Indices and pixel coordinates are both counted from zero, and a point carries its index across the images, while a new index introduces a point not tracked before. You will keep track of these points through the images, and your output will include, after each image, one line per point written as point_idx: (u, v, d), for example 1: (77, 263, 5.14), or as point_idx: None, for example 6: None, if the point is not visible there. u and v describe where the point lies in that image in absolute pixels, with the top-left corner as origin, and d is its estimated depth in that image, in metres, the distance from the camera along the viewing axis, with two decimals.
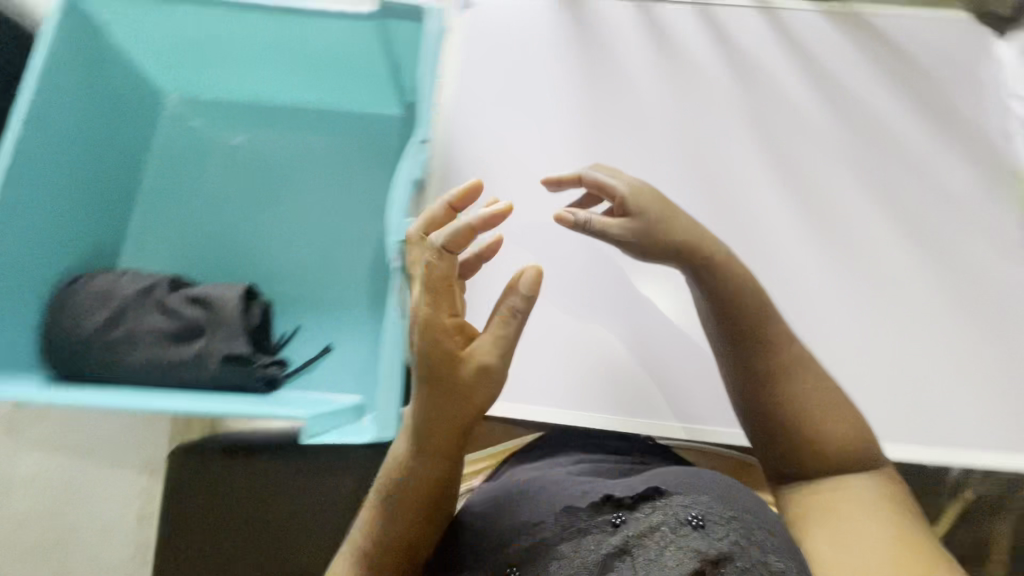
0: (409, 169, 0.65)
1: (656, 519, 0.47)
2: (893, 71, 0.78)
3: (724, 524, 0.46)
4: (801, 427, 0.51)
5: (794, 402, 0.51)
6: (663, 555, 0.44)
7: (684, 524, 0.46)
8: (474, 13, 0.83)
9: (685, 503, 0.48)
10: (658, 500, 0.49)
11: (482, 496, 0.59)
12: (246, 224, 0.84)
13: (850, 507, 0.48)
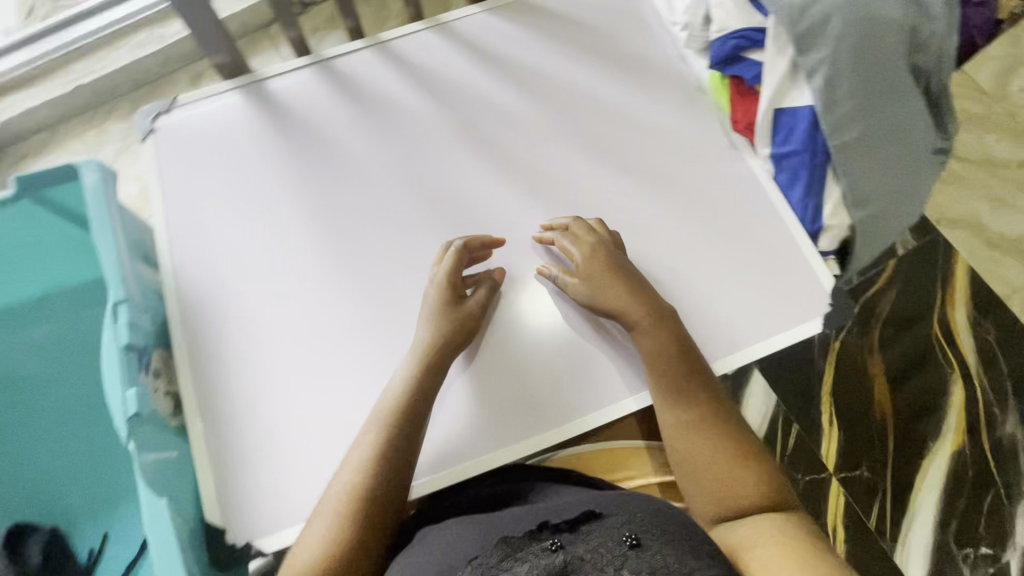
0: (113, 338, 0.59)
1: (595, 541, 0.56)
2: (568, 39, 0.84)
3: (657, 540, 0.56)
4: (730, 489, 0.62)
5: (709, 423, 0.65)
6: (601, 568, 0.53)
7: (621, 544, 0.55)
8: (161, 134, 0.80)
9: (618, 525, 0.58)
10: (596, 525, 0.58)
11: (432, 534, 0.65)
12: (44, 432, 0.86)
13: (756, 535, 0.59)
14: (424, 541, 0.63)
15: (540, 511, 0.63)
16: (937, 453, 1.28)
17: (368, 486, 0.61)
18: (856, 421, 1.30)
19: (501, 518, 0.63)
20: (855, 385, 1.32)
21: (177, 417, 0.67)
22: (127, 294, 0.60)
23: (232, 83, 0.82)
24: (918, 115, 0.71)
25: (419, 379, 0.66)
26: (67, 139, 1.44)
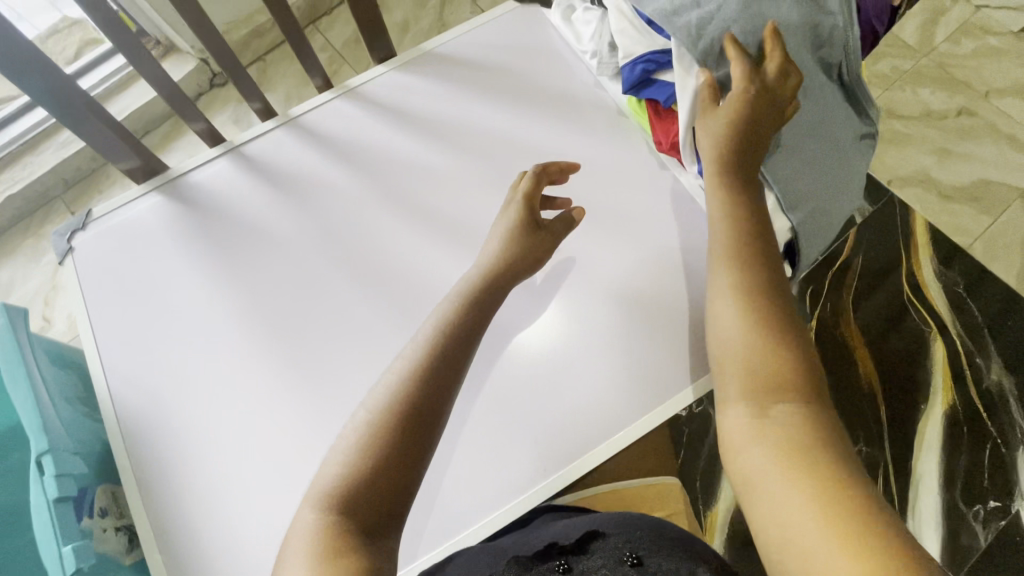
0: (40, 493, 0.54)
1: (600, 562, 0.57)
2: (480, 86, 0.83)
3: (657, 555, 0.57)
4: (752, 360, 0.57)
5: (745, 289, 0.60)
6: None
7: (621, 563, 0.56)
8: (80, 254, 0.76)
9: (621, 545, 0.59)
10: (600, 544, 0.60)
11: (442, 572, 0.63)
12: None
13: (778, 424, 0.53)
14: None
15: (549, 534, 0.65)
16: (929, 414, 1.27)
17: (414, 392, 0.57)
18: (845, 396, 1.29)
19: (511, 544, 0.65)
20: (837, 359, 1.32)
21: (133, 553, 0.63)
22: (51, 443, 0.56)
23: (147, 186, 0.79)
24: (833, 110, 0.71)
25: (439, 338, 0.61)
26: (6, 251, 1.40)
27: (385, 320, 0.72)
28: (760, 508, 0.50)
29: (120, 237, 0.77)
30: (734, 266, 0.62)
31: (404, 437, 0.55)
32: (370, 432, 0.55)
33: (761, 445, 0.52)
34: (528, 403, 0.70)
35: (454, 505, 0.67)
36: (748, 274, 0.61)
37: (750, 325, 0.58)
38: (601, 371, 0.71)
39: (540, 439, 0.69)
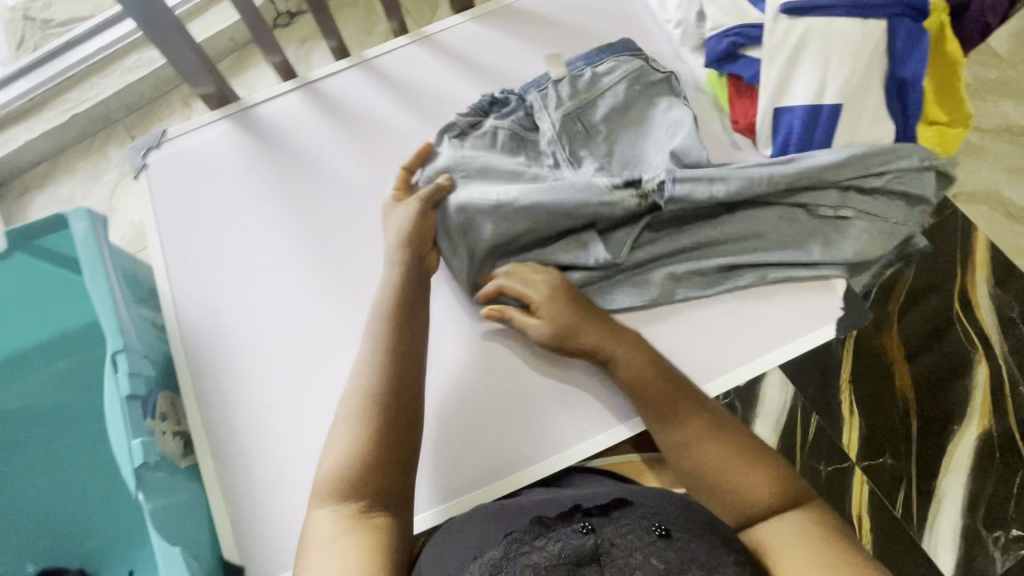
0: (114, 389, 0.59)
1: (626, 530, 0.55)
2: (556, 45, 0.82)
3: (685, 531, 0.55)
4: (730, 489, 0.59)
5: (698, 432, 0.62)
6: (631, 558, 0.52)
7: (649, 534, 0.54)
8: (154, 171, 0.79)
9: (649, 515, 0.57)
10: (627, 512, 0.58)
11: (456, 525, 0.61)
12: (50, 488, 0.75)
13: (784, 536, 0.56)
14: (452, 526, 0.62)
15: (573, 495, 0.62)
16: (962, 434, 1.24)
17: (383, 378, 0.59)
18: (877, 408, 1.27)
19: (532, 503, 0.61)
20: (871, 371, 1.29)
21: (187, 456, 0.67)
22: (125, 343, 0.60)
23: (221, 113, 0.81)
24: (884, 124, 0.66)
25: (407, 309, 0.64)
26: (70, 168, 1.44)
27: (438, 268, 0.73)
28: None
29: (190, 161, 0.79)
30: (658, 412, 0.63)
31: (382, 435, 0.57)
32: (349, 453, 0.56)
33: (775, 549, 0.56)
34: (567, 370, 0.69)
35: (478, 459, 0.67)
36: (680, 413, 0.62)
37: (719, 450, 0.60)
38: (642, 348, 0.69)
39: (545, 413, 0.68)
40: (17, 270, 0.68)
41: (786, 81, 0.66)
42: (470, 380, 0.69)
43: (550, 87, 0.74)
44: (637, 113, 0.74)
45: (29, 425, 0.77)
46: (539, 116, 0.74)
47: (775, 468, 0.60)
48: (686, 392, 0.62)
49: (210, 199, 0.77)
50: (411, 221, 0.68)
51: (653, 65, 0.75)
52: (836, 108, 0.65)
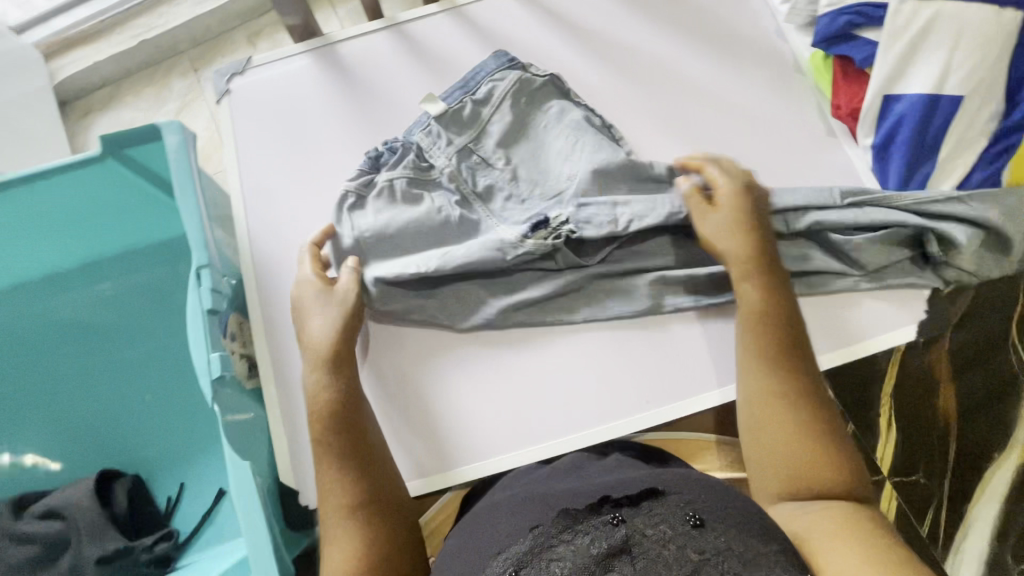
0: (198, 301, 0.60)
1: (659, 519, 0.47)
2: (656, 10, 0.79)
3: (724, 523, 0.47)
4: (778, 458, 0.54)
5: (770, 373, 0.57)
6: (664, 549, 0.45)
7: (684, 523, 0.47)
8: (236, 98, 0.79)
9: (681, 504, 0.49)
10: (657, 499, 0.50)
11: (468, 528, 0.55)
12: (108, 397, 0.78)
13: (821, 526, 0.48)
14: (472, 522, 0.56)
15: (603, 483, 0.54)
16: (986, 461, 1.09)
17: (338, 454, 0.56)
18: (916, 425, 1.10)
19: (562, 493, 0.54)
20: (918, 381, 1.11)
21: (252, 379, 0.68)
22: (210, 259, 0.62)
23: (305, 46, 0.81)
24: (995, 126, 0.65)
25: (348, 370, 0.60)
26: (133, 91, 1.25)
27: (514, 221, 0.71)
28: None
29: (271, 90, 0.79)
30: (764, 325, 0.59)
31: (359, 478, 0.55)
32: (336, 487, 0.54)
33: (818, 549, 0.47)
34: (632, 340, 0.68)
35: (526, 418, 0.65)
36: (793, 334, 0.59)
37: (788, 402, 0.56)
38: (710, 329, 0.68)
39: (574, 394, 0.66)
40: (99, 179, 0.69)
41: (903, 66, 0.65)
42: (527, 339, 0.68)
43: (432, 122, 0.70)
44: (538, 126, 0.72)
45: (92, 335, 0.79)
46: (434, 154, 0.69)
47: (844, 452, 0.54)
48: (790, 338, 0.59)
49: (279, 135, 0.77)
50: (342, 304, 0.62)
51: (537, 74, 0.73)
52: (956, 99, 0.63)
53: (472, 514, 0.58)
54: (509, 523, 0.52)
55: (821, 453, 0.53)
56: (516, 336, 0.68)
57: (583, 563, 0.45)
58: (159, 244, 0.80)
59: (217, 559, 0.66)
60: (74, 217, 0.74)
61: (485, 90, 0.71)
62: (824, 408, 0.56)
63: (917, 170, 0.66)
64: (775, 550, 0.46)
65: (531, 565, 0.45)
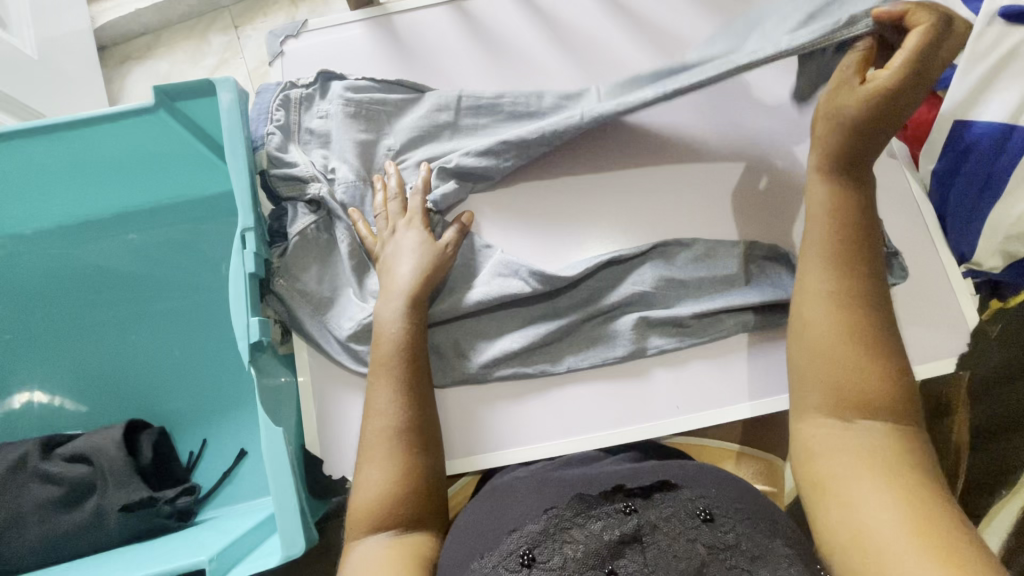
0: (240, 264, 0.60)
1: (669, 512, 0.47)
2: (726, 8, 0.77)
3: (734, 518, 0.47)
4: (829, 380, 0.49)
5: (829, 298, 0.51)
6: (674, 542, 0.45)
7: (693, 517, 0.46)
8: (290, 60, 0.78)
9: (693, 497, 0.48)
10: (672, 490, 0.49)
11: (488, 506, 0.54)
12: (136, 348, 0.78)
13: (848, 458, 0.46)
14: (491, 495, 0.56)
15: (616, 474, 0.54)
16: (1009, 501, 0.96)
17: (405, 471, 0.53)
18: None
19: (575, 479, 0.54)
20: (933, 394, 0.99)
21: (285, 344, 0.68)
22: (255, 222, 0.62)
23: (362, 14, 0.79)
24: None
25: (416, 393, 0.57)
26: (170, 45, 1.22)
27: (551, 236, 0.71)
28: (829, 516, 0.45)
29: (323, 59, 0.78)
30: (839, 243, 0.53)
31: (390, 519, 0.51)
32: (374, 483, 0.52)
33: (839, 490, 0.45)
34: (669, 344, 0.66)
35: (554, 411, 0.65)
36: (865, 254, 0.52)
37: (853, 326, 0.50)
38: (752, 344, 0.67)
39: (570, 396, 0.66)
40: (148, 130, 0.69)
41: (980, 92, 0.64)
42: (559, 366, 0.66)
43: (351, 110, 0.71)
44: (408, 138, 0.72)
45: (125, 284, 0.80)
46: (330, 168, 0.70)
47: (903, 379, 0.49)
48: (864, 246, 0.53)
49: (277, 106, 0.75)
50: (423, 249, 0.64)
51: (297, 86, 0.73)
52: None
53: (482, 493, 0.58)
54: (525, 505, 0.51)
55: (872, 379, 0.48)
56: (549, 372, 0.66)
57: (594, 549, 0.44)
58: (198, 202, 0.80)
59: (239, 518, 0.67)
60: (118, 166, 0.74)
61: (261, 144, 0.69)
62: (891, 335, 0.50)
63: (981, 204, 0.65)
64: (782, 546, 0.45)
65: (546, 546, 0.45)
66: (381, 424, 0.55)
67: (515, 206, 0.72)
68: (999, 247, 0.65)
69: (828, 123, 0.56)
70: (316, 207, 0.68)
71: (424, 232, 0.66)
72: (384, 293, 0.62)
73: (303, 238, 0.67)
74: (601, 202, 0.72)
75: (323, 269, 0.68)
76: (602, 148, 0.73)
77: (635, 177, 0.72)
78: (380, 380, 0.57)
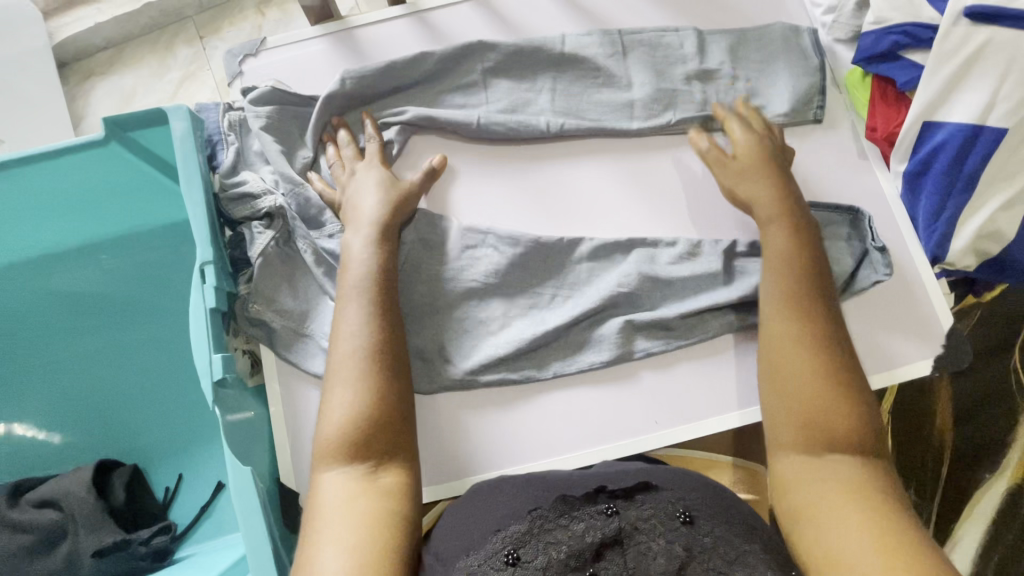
0: (200, 299, 0.59)
1: (649, 513, 0.46)
2: (696, 9, 0.75)
3: (712, 520, 0.46)
4: (800, 414, 0.51)
5: (791, 344, 0.53)
6: (654, 543, 0.44)
7: (673, 519, 0.46)
8: (248, 79, 0.76)
9: (672, 498, 0.48)
10: (649, 493, 0.48)
11: (475, 501, 0.54)
12: (105, 383, 0.76)
13: (822, 493, 0.47)
14: (480, 491, 0.55)
15: (599, 476, 0.53)
16: (992, 487, 0.97)
17: (375, 392, 0.52)
18: (910, 440, 0.98)
19: (556, 480, 0.54)
20: (916, 385, 1.00)
21: (255, 376, 0.66)
22: (214, 255, 0.60)
23: (322, 29, 0.77)
24: None
25: (380, 313, 0.56)
26: (133, 59, 1.18)
27: (524, 206, 0.70)
28: (803, 551, 0.45)
29: (279, 76, 0.75)
30: (798, 296, 0.55)
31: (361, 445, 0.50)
32: (343, 409, 0.51)
33: (815, 516, 0.46)
34: (644, 356, 0.66)
35: (538, 425, 0.64)
36: (821, 307, 0.55)
37: (818, 368, 0.52)
38: (731, 355, 0.66)
39: (551, 413, 0.65)
40: (102, 161, 0.67)
41: (947, 93, 0.63)
42: (545, 372, 0.65)
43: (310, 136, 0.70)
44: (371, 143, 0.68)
45: (89, 318, 0.78)
46: (286, 182, 0.67)
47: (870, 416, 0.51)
48: (832, 306, 0.56)
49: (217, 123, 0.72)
50: (384, 185, 0.64)
51: (234, 109, 0.71)
52: (1000, 131, 0.62)
53: (472, 491, 0.56)
54: (510, 504, 0.50)
55: (839, 415, 0.50)
56: (534, 379, 0.65)
57: (575, 549, 0.44)
58: (163, 228, 0.78)
59: (217, 554, 0.66)
60: (76, 196, 0.72)
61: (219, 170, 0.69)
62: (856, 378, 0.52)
63: (951, 194, 0.64)
64: (759, 550, 0.45)
65: (529, 545, 0.44)
66: (351, 346, 0.54)
67: (489, 172, 0.71)
68: (971, 246, 0.65)
69: (771, 180, 0.63)
70: (271, 221, 0.65)
71: (386, 171, 0.66)
72: (352, 224, 0.62)
73: (265, 259, 0.64)
74: (550, 180, 0.71)
75: (293, 287, 0.66)
76: (574, 156, 0.71)
77: (580, 166, 0.71)
78: (349, 303, 0.56)
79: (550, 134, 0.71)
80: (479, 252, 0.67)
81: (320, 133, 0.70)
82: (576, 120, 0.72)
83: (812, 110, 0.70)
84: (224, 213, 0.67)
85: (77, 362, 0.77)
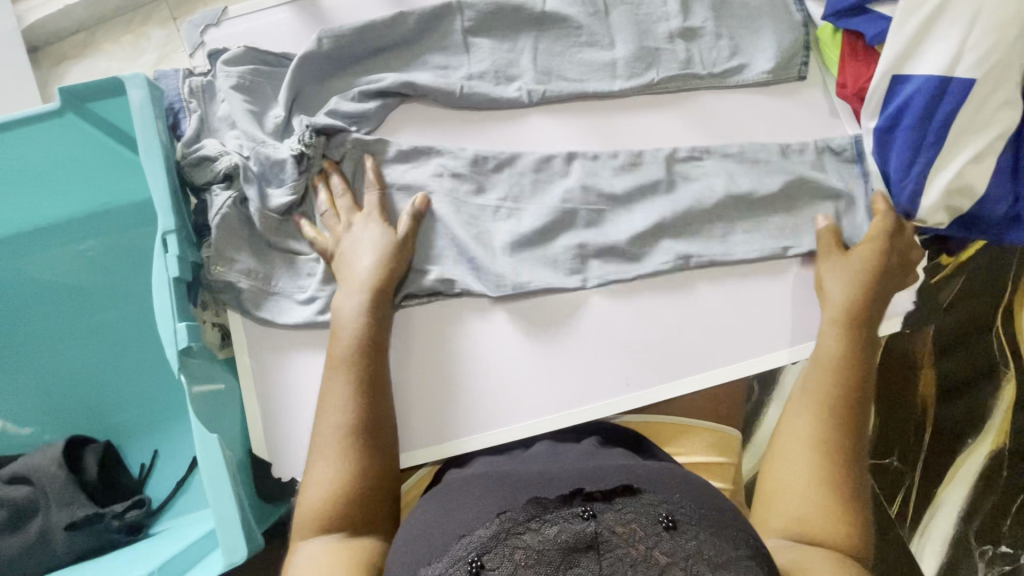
0: (164, 267, 0.58)
1: (629, 518, 0.45)
2: None
3: (697, 526, 0.45)
4: (791, 508, 0.51)
5: (803, 446, 0.54)
6: (631, 548, 0.42)
7: (655, 524, 0.44)
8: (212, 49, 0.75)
9: (655, 502, 0.47)
10: (632, 497, 0.47)
11: (440, 505, 0.52)
12: (80, 362, 0.76)
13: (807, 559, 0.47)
14: (451, 490, 0.54)
15: (575, 473, 0.52)
16: (975, 451, 0.97)
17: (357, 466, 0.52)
18: (894, 406, 0.98)
19: (531, 480, 0.52)
20: (901, 352, 0.99)
21: (225, 348, 0.66)
22: (176, 224, 0.59)
23: None
24: (1008, 114, 0.62)
25: (375, 389, 0.56)
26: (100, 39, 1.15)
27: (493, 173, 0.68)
28: None
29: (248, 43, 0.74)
30: (828, 389, 0.56)
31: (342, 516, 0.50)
32: (327, 481, 0.51)
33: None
34: (616, 320, 0.65)
35: (511, 390, 0.63)
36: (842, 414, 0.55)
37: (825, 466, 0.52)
38: (705, 316, 0.66)
39: (526, 378, 0.64)
40: (63, 133, 0.66)
41: (915, 45, 0.63)
42: (518, 338, 0.65)
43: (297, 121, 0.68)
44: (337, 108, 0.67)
45: (60, 298, 0.77)
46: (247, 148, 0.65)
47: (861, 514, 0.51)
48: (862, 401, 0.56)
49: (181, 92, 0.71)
50: (380, 247, 0.61)
51: (195, 75, 0.69)
52: (968, 82, 0.61)
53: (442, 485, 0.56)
54: (478, 506, 0.49)
55: (830, 516, 0.50)
56: (507, 345, 0.64)
57: (547, 556, 0.41)
58: (130, 204, 0.77)
59: (194, 526, 0.65)
60: (37, 172, 0.70)
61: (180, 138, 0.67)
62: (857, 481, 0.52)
63: (920, 151, 0.63)
64: (745, 555, 0.44)
65: (495, 552, 0.42)
66: (327, 466, 0.52)
67: (459, 140, 0.70)
68: (943, 201, 0.64)
69: (863, 289, 0.61)
70: (231, 182, 0.63)
71: (379, 226, 0.62)
72: (346, 285, 0.60)
73: (225, 220, 0.63)
74: (516, 140, 0.70)
75: (254, 249, 0.65)
76: (545, 121, 0.70)
77: (552, 131, 0.70)
78: (336, 389, 0.55)
79: (520, 98, 0.70)
80: (445, 220, 0.66)
81: (295, 93, 0.68)
82: (546, 83, 0.71)
83: (796, 69, 0.70)
84: (187, 182, 0.65)
85: (49, 343, 0.76)
